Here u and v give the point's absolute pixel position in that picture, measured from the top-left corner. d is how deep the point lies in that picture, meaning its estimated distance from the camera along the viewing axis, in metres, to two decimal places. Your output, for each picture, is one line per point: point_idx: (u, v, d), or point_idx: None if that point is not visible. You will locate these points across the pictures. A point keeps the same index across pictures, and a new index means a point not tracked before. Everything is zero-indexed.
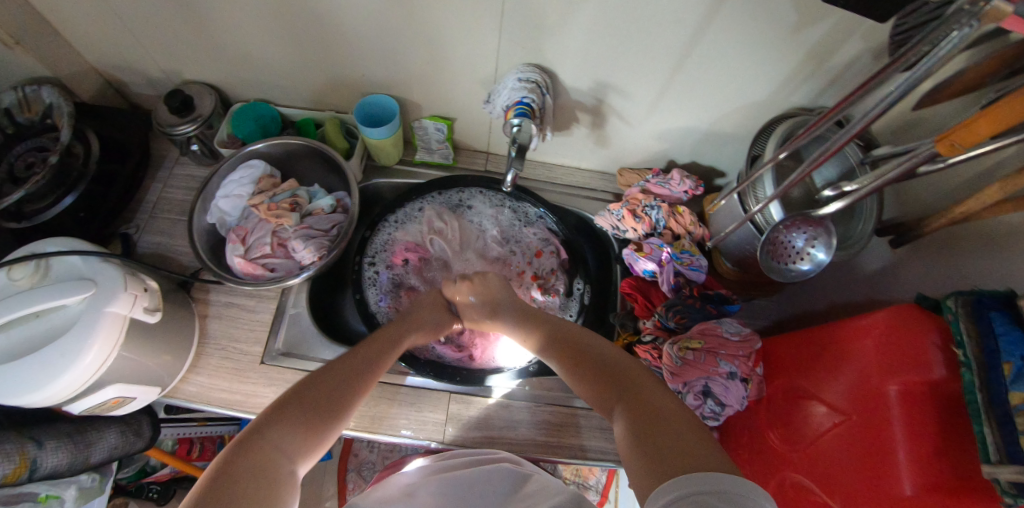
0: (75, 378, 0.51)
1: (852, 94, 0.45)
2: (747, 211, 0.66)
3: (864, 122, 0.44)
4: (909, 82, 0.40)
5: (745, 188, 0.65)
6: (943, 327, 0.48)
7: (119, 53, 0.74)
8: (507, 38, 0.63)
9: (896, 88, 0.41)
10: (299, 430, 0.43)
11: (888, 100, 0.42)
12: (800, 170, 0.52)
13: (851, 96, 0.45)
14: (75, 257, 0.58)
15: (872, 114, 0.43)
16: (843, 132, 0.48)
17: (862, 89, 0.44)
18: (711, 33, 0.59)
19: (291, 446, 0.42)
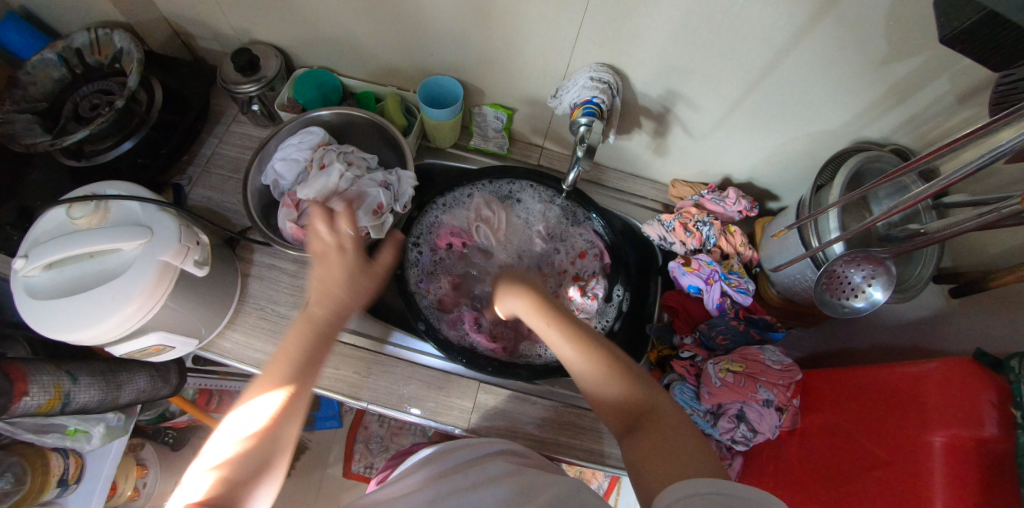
0: (124, 320, 0.51)
1: (950, 144, 0.44)
2: (807, 247, 0.64)
3: (951, 177, 0.44)
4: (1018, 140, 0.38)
5: (807, 222, 0.64)
6: (999, 385, 0.46)
7: (194, 5, 0.74)
8: (586, 35, 0.62)
9: (1002, 144, 0.39)
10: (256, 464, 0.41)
11: (989, 156, 0.40)
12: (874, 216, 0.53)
13: (948, 147, 0.44)
14: (134, 203, 0.58)
15: (970, 167, 0.42)
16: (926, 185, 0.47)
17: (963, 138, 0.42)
18: (798, 56, 0.58)
19: (247, 481, 0.40)
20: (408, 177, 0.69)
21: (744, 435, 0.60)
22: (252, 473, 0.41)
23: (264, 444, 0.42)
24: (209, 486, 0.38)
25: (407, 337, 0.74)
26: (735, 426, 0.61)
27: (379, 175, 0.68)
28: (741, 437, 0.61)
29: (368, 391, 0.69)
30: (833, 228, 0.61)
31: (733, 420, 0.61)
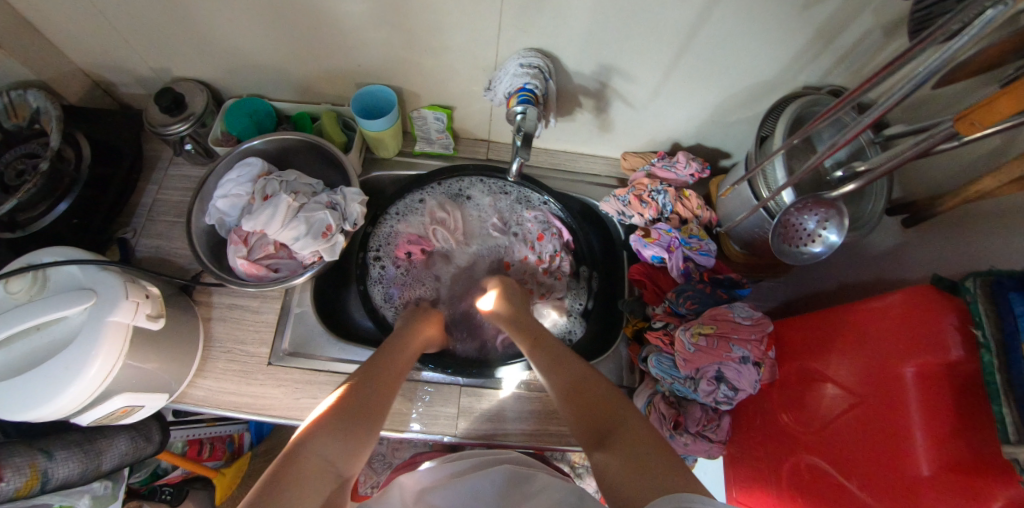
0: (82, 390, 0.49)
1: (874, 76, 0.42)
2: (760, 199, 0.64)
3: (880, 109, 0.42)
4: (936, 65, 0.37)
5: (756, 174, 0.64)
6: (959, 307, 0.46)
7: (105, 52, 0.71)
8: (507, 23, 0.61)
9: (921, 71, 0.38)
10: (341, 437, 0.45)
11: (912, 85, 0.39)
12: (816, 156, 0.52)
13: (873, 79, 0.42)
14: (73, 266, 0.55)
15: (896, 98, 0.40)
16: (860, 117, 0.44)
17: (885, 70, 0.41)
18: (720, 13, 0.57)
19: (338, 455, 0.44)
20: (354, 194, 0.68)
21: (726, 395, 0.61)
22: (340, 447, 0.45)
23: (356, 424, 0.47)
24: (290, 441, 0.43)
25: None
26: (716, 387, 0.61)
27: (324, 197, 0.67)
28: (723, 397, 0.61)
29: None
30: (780, 176, 0.61)
31: (712, 382, 0.61)
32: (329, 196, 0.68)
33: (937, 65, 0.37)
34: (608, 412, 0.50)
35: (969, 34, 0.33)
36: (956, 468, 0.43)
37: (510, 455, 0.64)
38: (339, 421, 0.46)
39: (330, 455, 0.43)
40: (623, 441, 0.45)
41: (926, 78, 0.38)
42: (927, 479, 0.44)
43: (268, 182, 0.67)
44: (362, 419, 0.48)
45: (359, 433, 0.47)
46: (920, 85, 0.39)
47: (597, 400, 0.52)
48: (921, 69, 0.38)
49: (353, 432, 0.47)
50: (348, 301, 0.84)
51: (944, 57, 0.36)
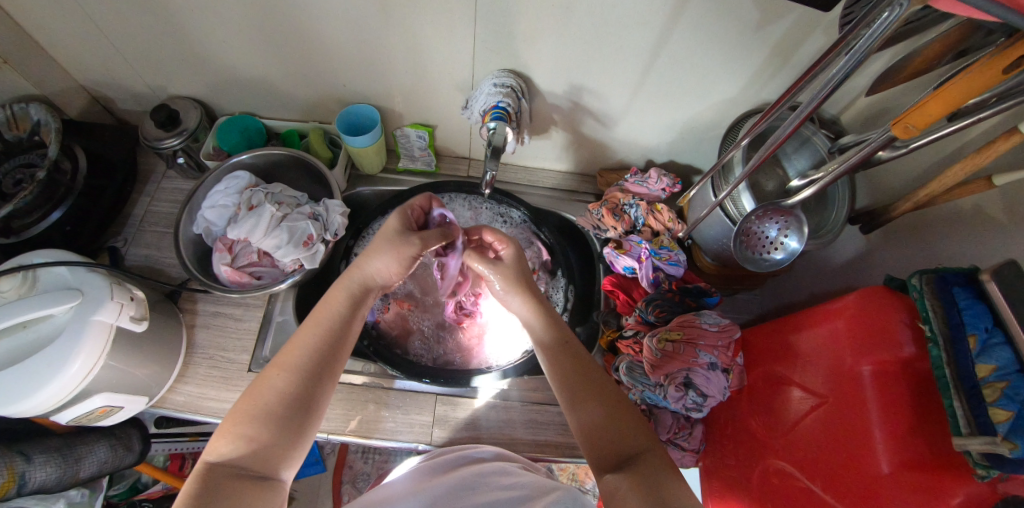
0: (62, 387, 0.50)
1: (801, 78, 0.45)
2: (717, 197, 0.68)
3: (807, 107, 0.44)
4: (850, 66, 0.40)
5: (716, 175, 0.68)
6: (909, 306, 0.49)
7: (105, 69, 0.75)
8: (482, 45, 0.65)
9: (835, 73, 0.41)
10: (274, 440, 0.42)
11: (830, 84, 0.42)
12: (760, 154, 0.53)
13: (801, 81, 0.45)
14: (62, 268, 0.57)
15: (819, 96, 0.43)
16: (793, 116, 0.48)
17: (808, 74, 0.44)
18: (678, 35, 0.62)
19: (276, 456, 0.42)
20: (336, 205, 0.71)
21: (695, 401, 0.62)
22: (280, 449, 0.42)
23: (282, 432, 0.42)
24: (222, 451, 0.41)
25: (364, 362, 0.75)
26: (684, 393, 0.62)
27: (307, 208, 0.70)
28: (692, 403, 0.62)
29: (326, 423, 0.69)
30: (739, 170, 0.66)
31: (680, 388, 0.62)
32: (312, 207, 0.71)
33: (850, 66, 0.40)
34: (627, 431, 0.46)
35: (872, 33, 0.36)
36: (914, 464, 0.44)
37: (488, 451, 0.63)
38: (257, 428, 0.42)
39: (255, 467, 0.41)
40: (646, 472, 0.42)
41: (840, 79, 0.41)
42: (887, 477, 0.45)
43: (255, 193, 0.69)
44: (297, 411, 0.44)
45: (289, 437, 0.43)
46: (839, 84, 0.41)
47: (618, 414, 0.48)
48: (835, 71, 0.41)
49: (289, 433, 0.43)
50: None
51: (856, 57, 0.39)
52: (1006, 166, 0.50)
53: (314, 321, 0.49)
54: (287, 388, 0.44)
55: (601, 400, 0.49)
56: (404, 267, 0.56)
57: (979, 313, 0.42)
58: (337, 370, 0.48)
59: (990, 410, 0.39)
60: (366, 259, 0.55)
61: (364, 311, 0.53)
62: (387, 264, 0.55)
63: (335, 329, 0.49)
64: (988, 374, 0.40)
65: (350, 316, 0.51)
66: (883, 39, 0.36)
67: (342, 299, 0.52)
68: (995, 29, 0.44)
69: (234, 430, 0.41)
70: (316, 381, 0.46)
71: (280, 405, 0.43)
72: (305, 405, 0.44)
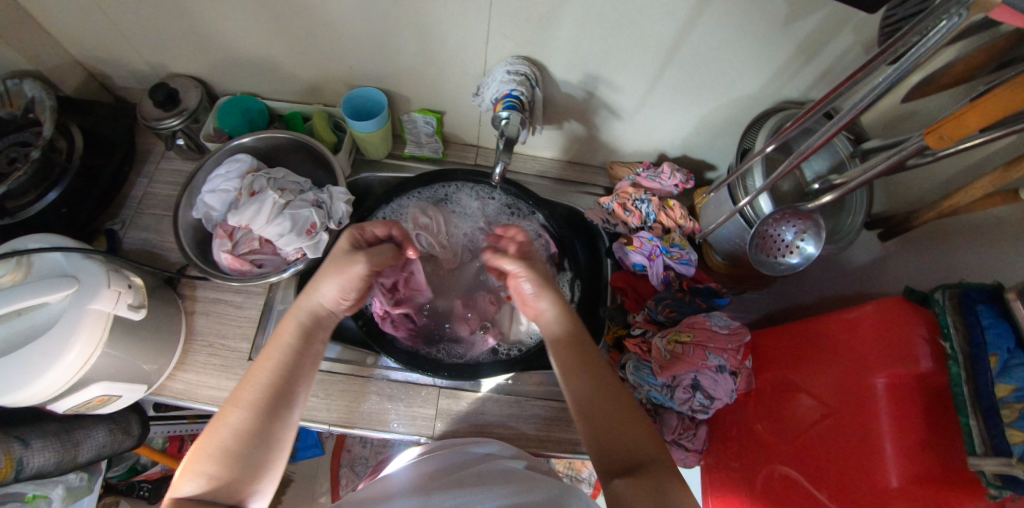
0: (59, 376, 0.49)
1: (840, 84, 0.43)
2: (737, 202, 0.66)
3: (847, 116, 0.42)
4: (898, 74, 0.38)
5: (734, 180, 0.66)
6: (929, 319, 0.47)
7: (102, 45, 0.72)
8: (496, 30, 0.62)
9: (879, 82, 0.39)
10: (239, 474, 0.42)
11: (873, 94, 0.40)
12: (788, 162, 0.52)
13: (840, 87, 0.43)
14: (57, 254, 0.55)
15: (860, 106, 0.41)
16: (829, 125, 0.46)
17: (847, 82, 0.42)
18: (702, 27, 0.59)
19: (244, 487, 0.43)
20: (341, 193, 0.69)
21: (702, 404, 0.61)
22: (248, 480, 0.43)
23: (247, 466, 0.43)
24: (185, 489, 0.41)
25: (366, 354, 0.74)
26: (691, 396, 0.62)
27: (310, 196, 0.68)
28: (699, 406, 0.62)
29: (328, 414, 0.68)
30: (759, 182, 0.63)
31: (688, 390, 0.61)
32: (316, 194, 0.69)
33: (892, 79, 0.39)
34: (632, 433, 0.46)
35: (926, 44, 0.34)
36: (925, 480, 0.43)
37: (489, 441, 0.64)
38: (218, 468, 0.42)
39: (222, 500, 0.41)
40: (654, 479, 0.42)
41: (882, 91, 0.39)
42: (896, 491, 0.44)
43: (256, 178, 0.67)
44: (258, 446, 0.44)
45: (253, 471, 0.43)
46: (880, 95, 0.40)
47: (623, 418, 0.47)
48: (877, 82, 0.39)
49: (253, 465, 0.43)
50: None
51: (905, 66, 0.37)
52: None
53: (270, 352, 0.48)
54: (244, 424, 0.44)
55: (611, 403, 0.48)
56: (348, 290, 0.53)
57: (1004, 333, 0.41)
58: (297, 398, 0.47)
59: (1005, 430, 0.38)
60: (313, 287, 0.52)
61: (320, 338, 0.52)
62: (332, 288, 0.52)
63: (291, 360, 0.48)
64: (1006, 395, 0.39)
65: (303, 345, 0.50)
66: (936, 51, 0.34)
67: (294, 328, 0.50)
68: None
69: (194, 468, 0.41)
70: (276, 412, 0.45)
71: (238, 442, 0.43)
72: (264, 439, 0.44)
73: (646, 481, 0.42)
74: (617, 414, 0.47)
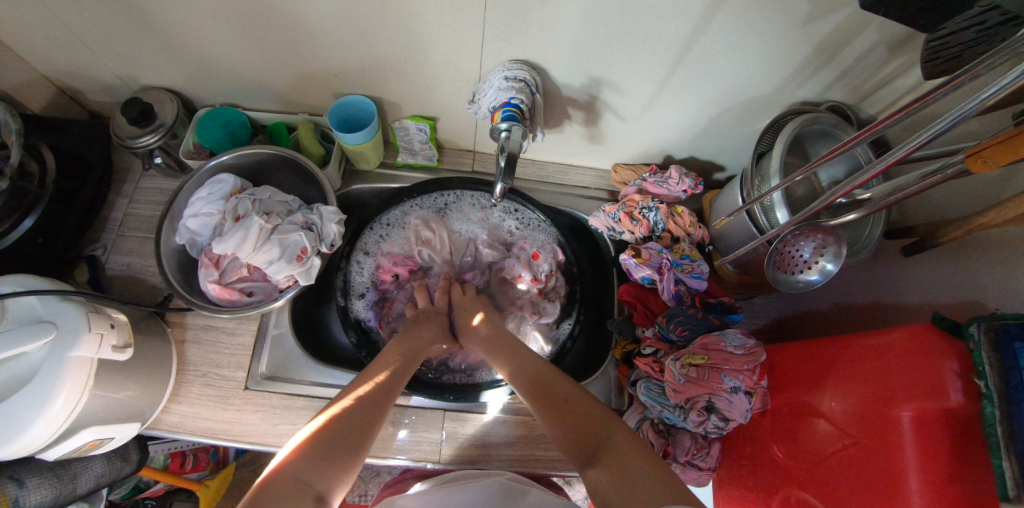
0: (46, 427, 0.46)
1: (891, 115, 0.36)
2: (761, 231, 0.62)
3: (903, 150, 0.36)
4: (963, 114, 0.31)
5: (755, 208, 0.62)
6: (961, 353, 0.44)
7: (67, 59, 0.67)
8: (491, 34, 0.57)
9: (940, 122, 0.33)
10: None
11: (933, 132, 0.34)
12: (821, 200, 0.47)
13: (891, 117, 0.36)
14: (31, 297, 0.51)
15: (915, 144, 0.35)
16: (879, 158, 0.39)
17: (898, 113, 0.35)
18: (715, 28, 0.53)
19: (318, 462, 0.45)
20: (331, 213, 0.65)
21: (717, 426, 0.59)
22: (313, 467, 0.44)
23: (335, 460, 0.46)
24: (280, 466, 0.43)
25: None
26: (706, 418, 0.59)
27: (299, 217, 0.64)
28: (714, 428, 0.60)
29: None
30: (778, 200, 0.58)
31: (702, 413, 0.59)
32: (305, 215, 0.65)
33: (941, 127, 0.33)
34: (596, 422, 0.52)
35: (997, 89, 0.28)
36: None
37: (499, 473, 0.62)
38: (318, 453, 0.45)
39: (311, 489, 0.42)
40: (618, 460, 0.46)
41: (934, 137, 0.34)
42: None
43: (240, 201, 0.63)
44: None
45: (342, 462, 0.46)
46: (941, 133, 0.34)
47: (586, 417, 0.52)
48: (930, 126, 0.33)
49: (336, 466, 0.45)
50: (330, 320, 0.81)
51: (974, 102, 0.30)
52: None
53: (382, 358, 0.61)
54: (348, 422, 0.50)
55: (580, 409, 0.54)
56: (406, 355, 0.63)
57: None
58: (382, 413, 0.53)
59: None
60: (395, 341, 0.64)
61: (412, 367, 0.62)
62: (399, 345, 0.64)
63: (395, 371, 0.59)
64: None
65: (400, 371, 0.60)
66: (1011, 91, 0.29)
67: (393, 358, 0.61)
68: None
69: (298, 452, 0.45)
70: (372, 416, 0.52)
71: (338, 434, 0.48)
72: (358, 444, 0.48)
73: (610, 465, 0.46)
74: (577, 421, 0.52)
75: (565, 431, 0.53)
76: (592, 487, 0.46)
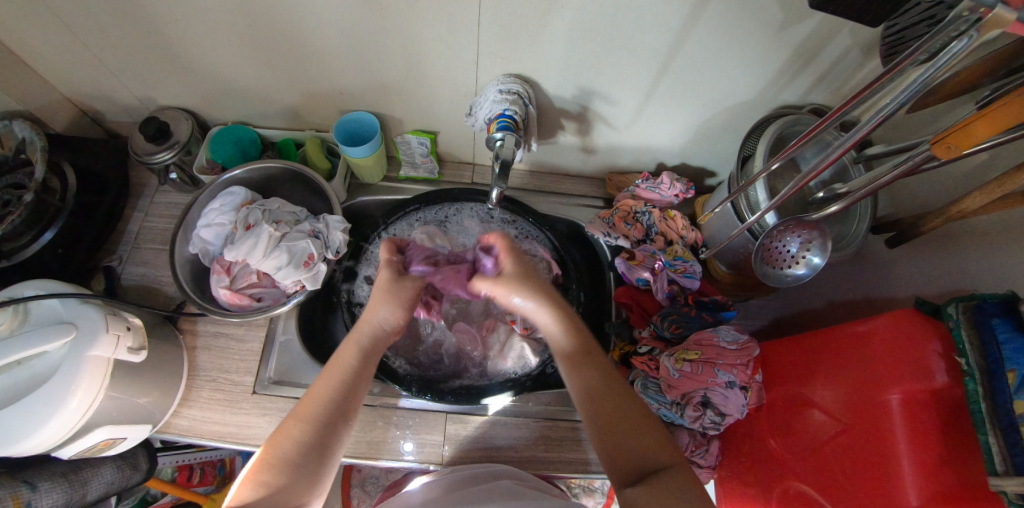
0: (62, 424, 0.48)
1: (851, 99, 0.39)
2: (744, 221, 0.65)
3: (861, 130, 0.38)
4: (909, 93, 0.34)
5: (739, 197, 0.64)
6: (943, 333, 0.46)
7: (91, 81, 0.72)
8: (486, 50, 0.61)
9: (888, 103, 0.36)
10: None
11: (881, 115, 0.36)
12: (797, 181, 0.48)
13: (851, 101, 0.39)
14: (54, 300, 0.54)
15: (870, 126, 0.37)
16: (844, 138, 0.41)
17: (855, 99, 0.38)
18: (696, 37, 0.57)
19: (283, 480, 0.43)
20: (337, 222, 0.69)
21: (713, 421, 0.60)
22: (276, 487, 0.43)
23: (302, 477, 0.44)
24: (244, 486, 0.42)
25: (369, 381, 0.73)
26: (702, 413, 0.60)
27: (307, 226, 0.68)
28: (711, 423, 0.60)
29: None
30: (761, 197, 0.61)
31: (698, 408, 0.60)
32: (312, 224, 0.68)
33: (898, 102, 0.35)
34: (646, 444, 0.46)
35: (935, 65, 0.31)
36: (943, 498, 0.42)
37: (502, 468, 0.64)
38: (275, 476, 0.43)
39: None
40: (665, 487, 0.42)
41: (893, 112, 0.36)
42: None
43: (251, 211, 0.66)
44: None
45: (308, 477, 0.44)
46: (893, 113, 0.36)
47: (632, 427, 0.47)
48: (887, 99, 0.36)
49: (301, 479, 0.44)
50: (334, 329, 0.83)
51: (916, 84, 0.34)
52: None
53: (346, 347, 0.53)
54: (306, 437, 0.46)
55: (626, 414, 0.48)
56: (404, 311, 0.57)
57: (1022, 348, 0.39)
58: (350, 415, 0.49)
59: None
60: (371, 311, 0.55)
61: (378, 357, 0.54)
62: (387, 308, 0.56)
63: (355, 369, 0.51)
64: None
65: (365, 365, 0.52)
66: (947, 70, 0.31)
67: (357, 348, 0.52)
68: None
69: (253, 476, 0.43)
70: (337, 424, 0.47)
71: (297, 450, 0.45)
72: (322, 453, 0.46)
73: (653, 488, 0.42)
74: (617, 435, 0.47)
75: (602, 436, 0.48)
76: (631, 505, 0.42)
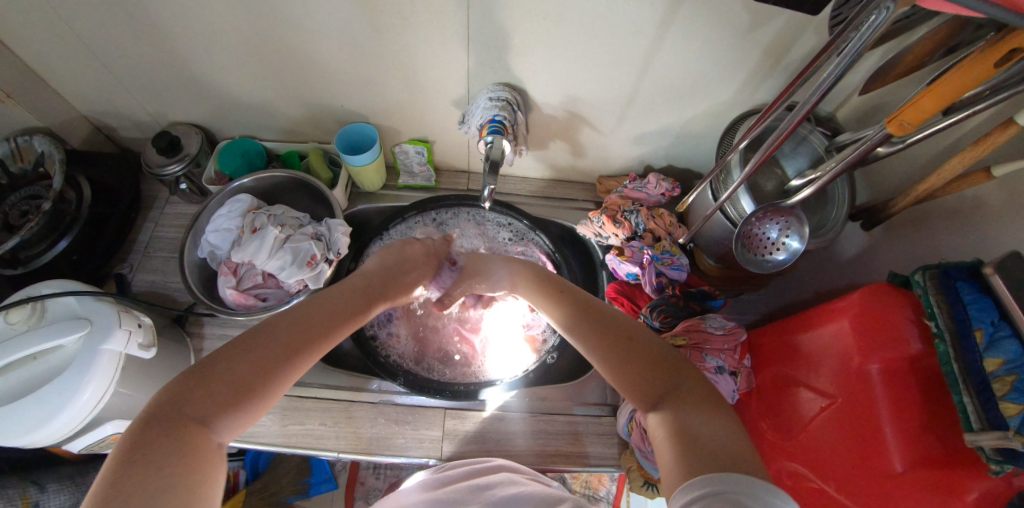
0: (75, 415, 0.50)
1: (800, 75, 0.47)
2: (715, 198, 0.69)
3: (806, 104, 0.45)
4: (842, 67, 0.40)
5: (716, 181, 0.69)
6: (914, 302, 0.50)
7: (108, 99, 0.77)
8: (477, 59, 0.66)
9: (828, 74, 0.42)
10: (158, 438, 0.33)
11: (822, 88, 0.43)
12: (761, 150, 0.53)
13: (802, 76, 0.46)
14: (71, 298, 0.57)
15: (813, 99, 0.44)
16: (792, 115, 0.48)
17: (800, 77, 0.47)
18: (669, 43, 0.62)
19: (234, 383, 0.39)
20: (338, 224, 0.72)
21: None
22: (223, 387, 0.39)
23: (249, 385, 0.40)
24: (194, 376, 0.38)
25: (368, 379, 0.75)
26: None
27: (310, 229, 0.71)
28: None
29: (336, 441, 0.68)
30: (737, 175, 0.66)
31: None
32: (315, 227, 0.72)
33: (844, 64, 0.40)
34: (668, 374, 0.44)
35: (861, 35, 0.37)
36: (927, 462, 0.44)
37: (497, 460, 0.65)
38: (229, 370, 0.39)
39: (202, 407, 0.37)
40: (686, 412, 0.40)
41: (840, 71, 0.40)
42: (901, 476, 0.45)
43: (257, 216, 0.70)
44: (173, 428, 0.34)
45: (253, 391, 0.40)
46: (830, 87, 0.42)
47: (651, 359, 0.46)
48: (829, 73, 0.41)
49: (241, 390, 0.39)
50: None
51: (848, 58, 0.39)
52: (1001, 160, 0.50)
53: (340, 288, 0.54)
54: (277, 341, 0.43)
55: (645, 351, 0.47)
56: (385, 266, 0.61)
57: (986, 307, 0.42)
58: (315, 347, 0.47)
59: (1000, 404, 0.39)
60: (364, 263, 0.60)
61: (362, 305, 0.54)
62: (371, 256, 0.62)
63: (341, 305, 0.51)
64: (996, 369, 0.40)
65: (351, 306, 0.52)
66: (872, 42, 0.37)
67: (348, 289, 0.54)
68: (983, 24, 0.45)
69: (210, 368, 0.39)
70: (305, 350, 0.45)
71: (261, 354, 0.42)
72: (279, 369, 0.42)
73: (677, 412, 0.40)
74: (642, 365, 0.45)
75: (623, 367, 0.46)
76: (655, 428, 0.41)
